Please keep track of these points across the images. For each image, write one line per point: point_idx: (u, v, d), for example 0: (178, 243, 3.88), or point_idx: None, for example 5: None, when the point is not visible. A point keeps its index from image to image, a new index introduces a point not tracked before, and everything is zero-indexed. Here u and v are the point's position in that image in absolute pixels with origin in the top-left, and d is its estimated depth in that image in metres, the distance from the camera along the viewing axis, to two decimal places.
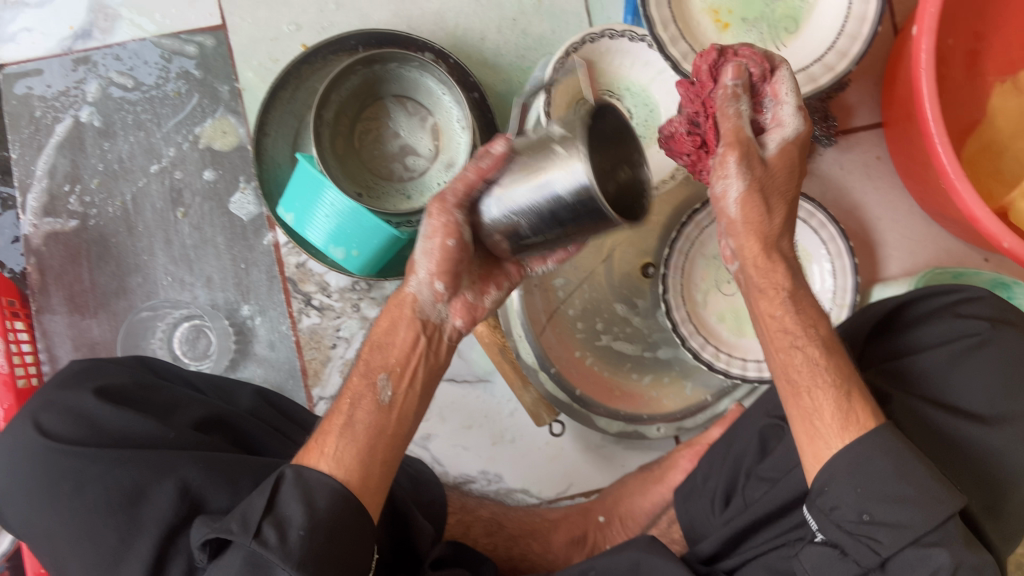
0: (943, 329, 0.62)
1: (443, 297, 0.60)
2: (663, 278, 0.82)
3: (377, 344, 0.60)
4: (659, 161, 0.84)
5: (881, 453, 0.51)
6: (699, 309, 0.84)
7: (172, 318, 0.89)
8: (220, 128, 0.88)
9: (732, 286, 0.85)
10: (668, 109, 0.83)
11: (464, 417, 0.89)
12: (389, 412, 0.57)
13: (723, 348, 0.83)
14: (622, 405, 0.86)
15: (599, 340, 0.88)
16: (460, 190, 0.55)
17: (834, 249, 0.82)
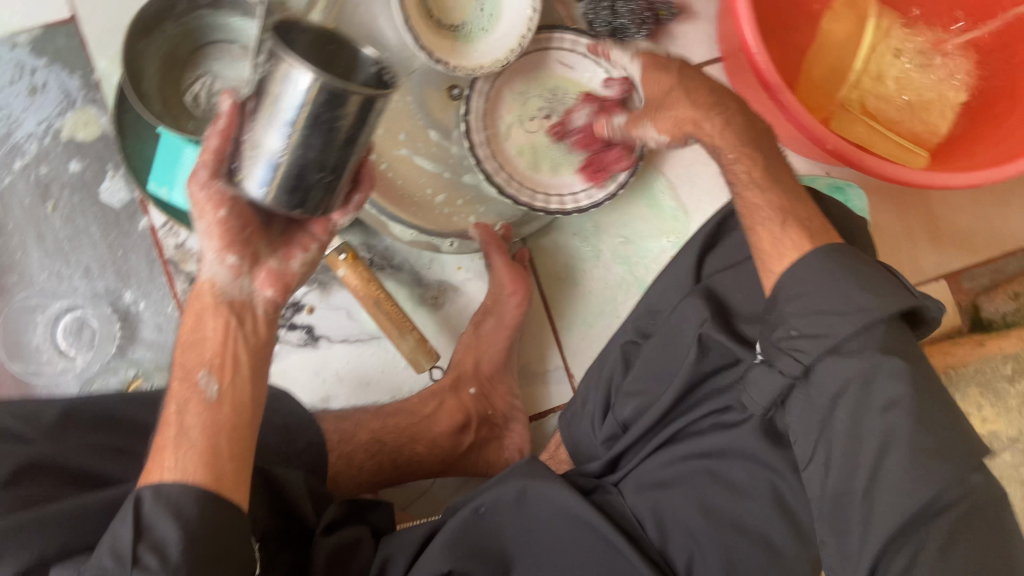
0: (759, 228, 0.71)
1: (241, 273, 0.63)
2: (471, 99, 0.87)
3: (189, 342, 0.61)
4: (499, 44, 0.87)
5: (818, 264, 0.59)
6: (500, 138, 0.92)
7: (53, 311, 0.88)
8: (81, 119, 0.88)
9: (535, 124, 0.94)
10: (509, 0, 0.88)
11: (360, 375, 0.91)
12: (221, 405, 0.59)
13: (515, 176, 0.91)
14: (427, 220, 0.89)
15: (401, 151, 0.89)
16: (215, 158, 0.58)
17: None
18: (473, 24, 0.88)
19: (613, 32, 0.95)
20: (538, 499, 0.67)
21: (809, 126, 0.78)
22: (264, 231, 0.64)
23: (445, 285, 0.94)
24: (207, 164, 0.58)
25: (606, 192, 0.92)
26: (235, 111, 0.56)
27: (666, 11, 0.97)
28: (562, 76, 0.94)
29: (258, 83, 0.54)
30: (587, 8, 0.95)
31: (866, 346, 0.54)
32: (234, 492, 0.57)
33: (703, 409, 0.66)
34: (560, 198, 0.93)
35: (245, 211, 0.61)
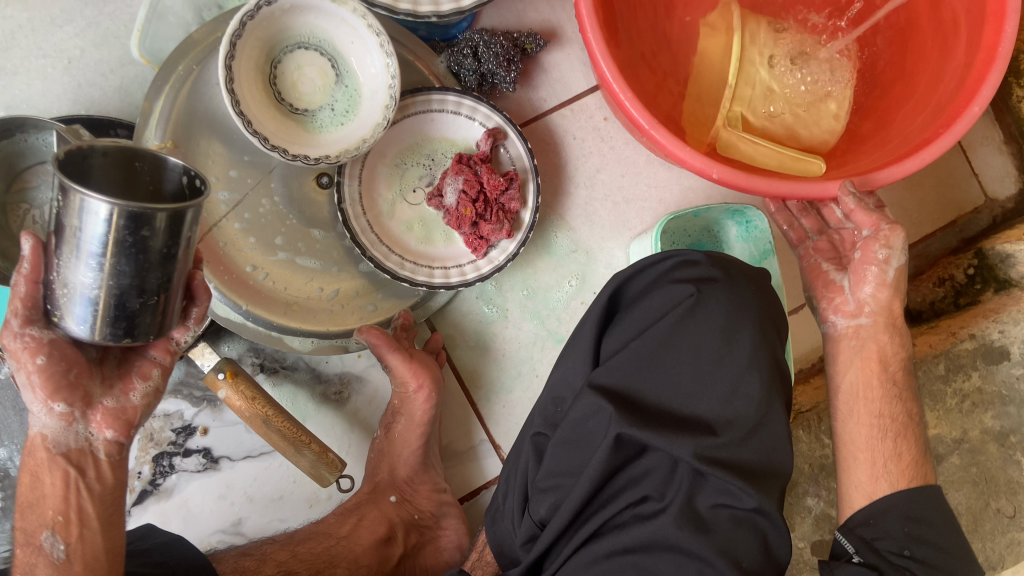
0: (658, 302, 0.62)
1: (72, 419, 0.63)
2: (340, 188, 0.82)
3: (29, 500, 0.65)
4: (358, 124, 0.82)
5: (927, 509, 0.72)
6: (382, 218, 0.86)
7: None
8: None
9: (418, 195, 0.88)
10: (361, 71, 0.82)
11: (270, 490, 0.86)
12: (71, 563, 0.64)
13: (407, 256, 0.86)
14: (321, 321, 0.84)
15: (277, 255, 0.83)
16: (25, 304, 0.58)
17: (513, 147, 0.87)
18: (330, 108, 0.82)
19: (482, 78, 0.89)
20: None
21: (689, 160, 0.71)
22: (100, 365, 0.65)
23: (347, 378, 0.88)
24: (17, 313, 0.58)
25: (504, 255, 0.87)
26: (40, 254, 0.57)
27: (535, 44, 0.90)
28: (438, 136, 0.88)
29: (59, 224, 0.55)
30: (449, 60, 0.88)
31: (924, 506, 0.72)
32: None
33: (619, 502, 0.59)
34: (456, 270, 0.88)
35: (66, 355, 0.62)
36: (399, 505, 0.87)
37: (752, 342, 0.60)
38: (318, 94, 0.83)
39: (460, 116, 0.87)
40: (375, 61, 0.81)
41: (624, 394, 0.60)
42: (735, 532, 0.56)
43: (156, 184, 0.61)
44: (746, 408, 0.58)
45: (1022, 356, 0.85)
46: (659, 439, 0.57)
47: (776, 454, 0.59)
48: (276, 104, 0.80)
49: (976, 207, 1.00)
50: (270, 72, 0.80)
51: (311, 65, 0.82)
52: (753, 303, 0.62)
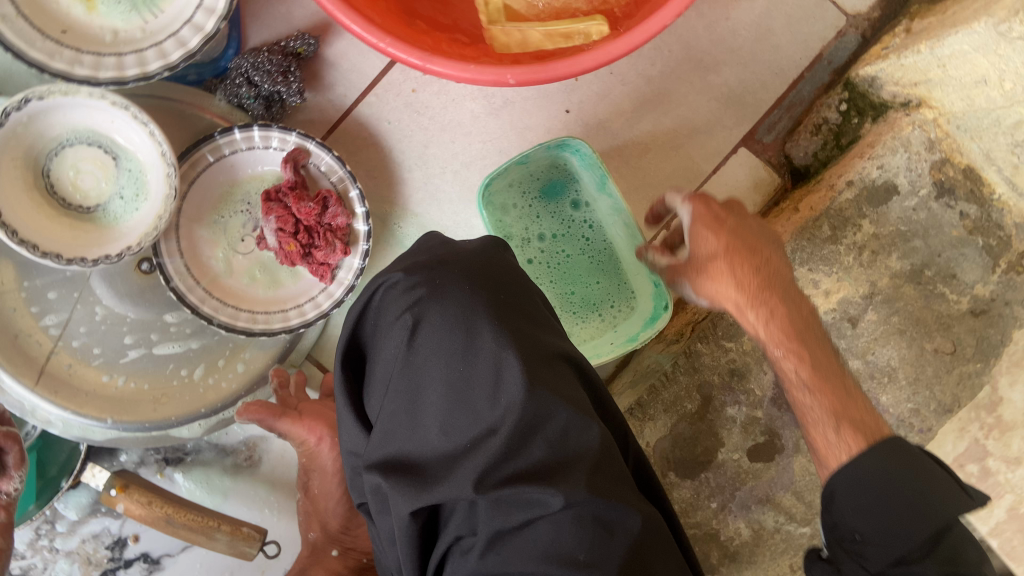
0: (391, 344, 0.62)
1: None
2: (161, 270, 0.79)
3: None
4: (152, 197, 0.79)
5: (880, 473, 0.63)
6: (222, 279, 0.84)
7: None
8: None
9: (248, 242, 0.85)
10: (133, 145, 0.78)
11: (220, 567, 0.88)
12: None
13: (260, 308, 0.84)
14: (198, 400, 0.83)
15: (128, 355, 0.81)
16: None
17: (318, 162, 0.83)
18: (118, 195, 0.79)
19: (268, 101, 0.84)
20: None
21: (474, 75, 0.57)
22: None
23: (252, 441, 0.87)
24: None
25: (351, 271, 0.83)
26: None
27: (307, 45, 0.83)
28: (246, 177, 0.84)
29: None
30: (226, 96, 0.83)
31: (885, 475, 0.63)
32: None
33: (441, 550, 0.59)
34: (312, 303, 0.85)
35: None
36: (343, 556, 0.86)
37: (490, 338, 0.60)
38: (103, 186, 0.79)
39: (255, 149, 0.83)
40: (139, 134, 0.77)
41: (399, 456, 0.59)
42: (553, 534, 0.55)
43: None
44: (515, 410, 0.58)
45: (910, 186, 0.79)
46: (441, 488, 0.57)
47: (569, 434, 0.59)
48: (62, 211, 0.78)
49: (840, 28, 0.88)
50: (43, 183, 0.77)
51: (83, 159, 0.78)
52: (468, 300, 0.61)
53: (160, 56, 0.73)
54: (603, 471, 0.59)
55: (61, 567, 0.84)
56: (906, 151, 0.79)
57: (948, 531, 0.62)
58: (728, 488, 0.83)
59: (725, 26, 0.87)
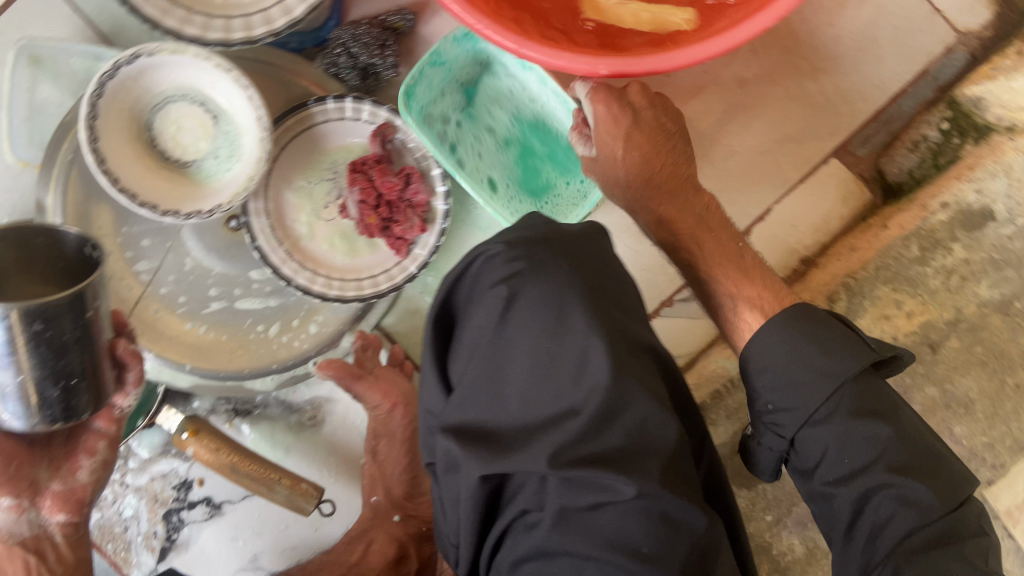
0: (480, 312, 0.60)
1: (22, 509, 0.66)
2: (248, 230, 0.82)
3: None
4: (245, 157, 0.82)
5: (781, 335, 0.64)
6: (304, 245, 0.86)
7: None
8: None
9: (331, 211, 0.87)
10: (231, 108, 0.81)
11: (277, 520, 0.90)
12: None
13: (337, 275, 0.86)
14: (271, 357, 0.86)
15: (209, 306, 0.85)
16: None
17: (407, 135, 0.84)
18: (212, 155, 0.83)
19: (364, 72, 0.86)
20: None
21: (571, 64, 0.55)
22: (41, 449, 0.67)
23: (317, 402, 0.90)
24: None
25: (427, 248, 0.84)
26: None
27: (405, 20, 0.84)
28: (336, 146, 0.87)
29: None
30: (325, 63, 0.86)
31: (799, 345, 0.63)
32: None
33: (505, 522, 0.57)
34: (386, 274, 0.86)
35: (6, 448, 0.64)
36: (406, 519, 0.91)
37: (583, 319, 0.58)
38: (200, 144, 0.83)
39: (347, 119, 0.85)
40: (237, 96, 0.80)
41: (476, 421, 0.58)
42: (623, 522, 0.54)
43: (58, 257, 0.64)
44: (599, 391, 0.56)
45: (1007, 214, 0.78)
46: (515, 458, 0.55)
47: (648, 426, 0.56)
48: (160, 163, 0.82)
49: (949, 45, 0.85)
50: (144, 138, 0.81)
51: (185, 116, 0.82)
52: (568, 281, 0.59)
53: (267, 22, 0.76)
54: (676, 468, 0.57)
55: (130, 502, 0.88)
56: (1007, 177, 0.78)
57: (878, 434, 0.60)
58: (785, 502, 0.84)
59: (828, 33, 0.85)
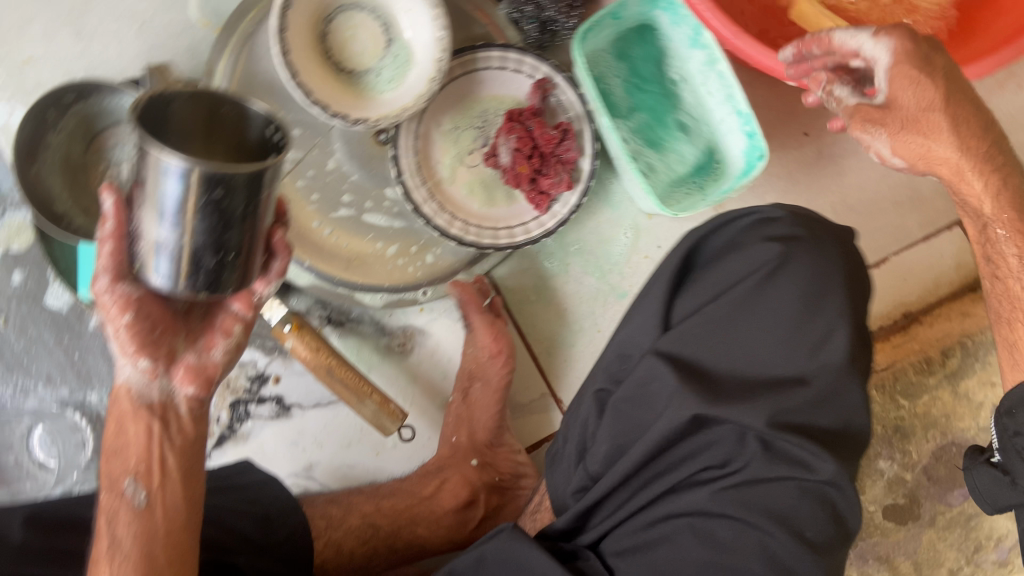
0: (737, 265, 0.66)
1: (155, 373, 0.65)
2: (395, 163, 0.82)
3: (112, 450, 0.66)
4: (413, 78, 0.82)
5: None
6: (444, 184, 0.86)
7: (23, 426, 0.87)
8: (12, 228, 0.86)
9: (475, 156, 0.88)
10: (407, 31, 0.82)
11: (340, 437, 0.89)
12: (151, 510, 0.63)
13: (472, 220, 0.86)
14: (384, 277, 0.86)
15: (338, 210, 0.84)
16: (113, 258, 0.59)
17: (568, 99, 0.86)
18: (378, 71, 0.82)
19: (544, 26, 0.85)
20: (497, 561, 0.64)
21: (792, 54, 0.65)
22: (178, 319, 0.65)
23: (410, 330, 0.89)
24: (106, 269, 0.59)
25: (567, 207, 0.85)
26: (123, 207, 0.57)
27: None
28: (491, 95, 0.87)
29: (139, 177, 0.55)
30: (510, 9, 0.84)
31: None
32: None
33: (682, 468, 0.61)
34: (521, 229, 0.87)
35: (152, 312, 0.63)
36: (481, 469, 0.88)
37: (837, 307, 0.64)
38: (366, 59, 0.83)
39: (521, 73, 0.86)
40: (423, 20, 0.81)
41: (698, 359, 0.62)
42: (799, 501, 0.59)
43: (239, 134, 0.61)
44: (829, 371, 0.62)
45: None
46: (733, 408, 0.59)
47: (849, 418, 0.63)
48: (329, 62, 0.81)
49: None
50: (321, 36, 0.80)
51: (363, 28, 0.82)
52: (831, 270, 0.66)
53: None
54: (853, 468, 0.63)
55: None
56: None
57: None
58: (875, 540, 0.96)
59: None
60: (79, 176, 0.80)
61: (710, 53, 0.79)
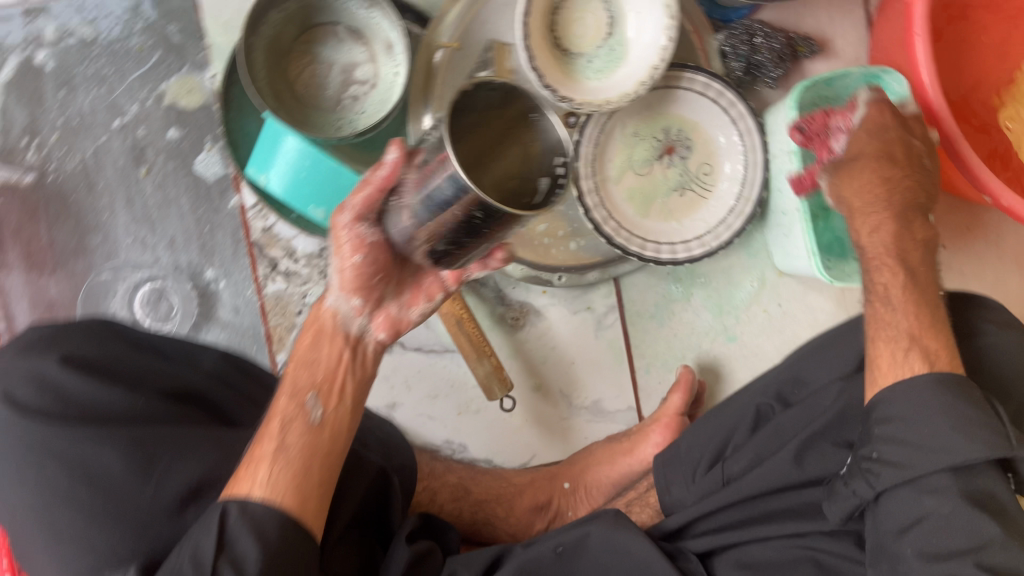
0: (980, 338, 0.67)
1: (361, 312, 0.61)
2: (576, 144, 0.84)
3: (302, 360, 0.60)
4: (621, 76, 0.84)
5: None
6: (609, 183, 0.89)
7: (134, 279, 0.86)
8: (186, 85, 0.85)
9: (647, 167, 0.90)
10: (632, 30, 0.84)
11: (429, 386, 0.91)
12: (321, 432, 0.57)
13: (625, 225, 0.87)
14: (529, 251, 0.88)
15: None
16: (363, 204, 0.56)
17: (750, 142, 0.86)
18: (590, 58, 0.84)
19: (749, 68, 0.88)
20: (598, 543, 0.65)
21: (986, 180, 0.73)
22: (399, 269, 0.61)
23: (527, 307, 0.91)
24: (356, 208, 0.56)
25: (719, 240, 0.87)
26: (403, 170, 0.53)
27: (808, 48, 0.89)
28: (680, 115, 0.89)
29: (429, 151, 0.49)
30: (725, 41, 0.87)
31: None
32: (316, 523, 0.54)
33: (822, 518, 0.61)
34: (669, 249, 0.88)
35: (384, 258, 0.59)
36: (571, 492, 0.86)
37: None
38: (584, 44, 0.85)
39: (717, 104, 0.87)
40: (652, 26, 0.82)
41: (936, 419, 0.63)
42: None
43: (527, 142, 0.48)
44: None
45: None
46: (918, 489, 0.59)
47: None
48: (552, 34, 0.83)
49: None
50: (554, 10, 0.83)
51: (592, 14, 0.85)
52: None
53: None
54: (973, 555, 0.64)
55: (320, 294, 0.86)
56: None
57: None
58: None
59: None
60: (281, 60, 0.81)
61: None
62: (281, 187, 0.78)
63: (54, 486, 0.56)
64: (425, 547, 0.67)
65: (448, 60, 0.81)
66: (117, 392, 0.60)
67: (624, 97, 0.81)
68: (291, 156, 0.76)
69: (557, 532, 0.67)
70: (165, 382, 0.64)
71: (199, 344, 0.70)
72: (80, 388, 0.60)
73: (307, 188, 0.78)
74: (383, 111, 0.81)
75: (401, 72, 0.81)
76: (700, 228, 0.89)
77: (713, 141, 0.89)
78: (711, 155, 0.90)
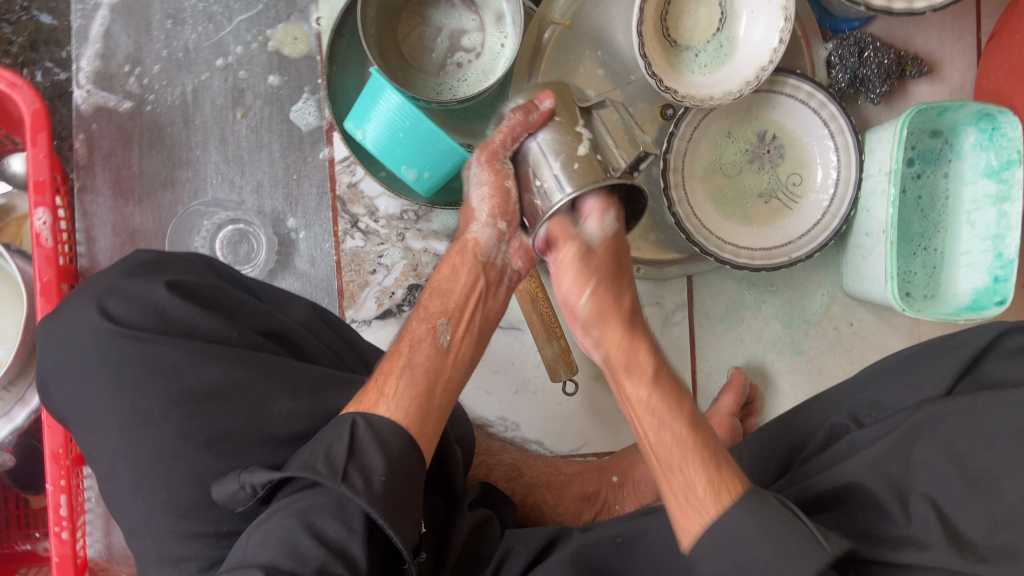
0: None
1: (502, 238, 0.65)
2: (672, 137, 0.84)
3: (438, 290, 0.66)
4: (727, 73, 0.83)
5: None
6: (696, 181, 0.88)
7: (218, 218, 0.87)
8: (291, 33, 0.86)
9: (735, 169, 0.89)
10: (744, 30, 0.83)
11: (490, 361, 0.91)
12: (447, 353, 0.63)
13: (706, 225, 0.87)
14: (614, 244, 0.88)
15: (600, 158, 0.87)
16: (506, 141, 0.58)
17: (847, 158, 0.85)
18: (697, 53, 0.84)
19: (853, 82, 0.88)
20: (658, 537, 0.63)
21: None
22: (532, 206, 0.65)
23: None
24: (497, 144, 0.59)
25: (800, 252, 0.86)
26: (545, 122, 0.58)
27: (915, 69, 0.89)
28: (779, 120, 0.88)
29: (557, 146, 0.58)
30: (833, 51, 0.87)
31: None
32: (427, 444, 0.58)
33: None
34: (747, 254, 0.87)
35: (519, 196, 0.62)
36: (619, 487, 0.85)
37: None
38: (693, 39, 0.84)
39: (817, 115, 0.86)
40: (764, 26, 0.81)
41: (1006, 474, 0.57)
42: None
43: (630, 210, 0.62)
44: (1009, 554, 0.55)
45: None
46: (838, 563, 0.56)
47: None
48: (662, 25, 0.83)
49: None
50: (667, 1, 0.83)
51: (704, 9, 0.84)
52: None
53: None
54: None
55: (397, 253, 0.86)
56: None
57: None
58: None
59: None
60: (392, 19, 0.81)
61: (1004, 189, 0.83)
62: (376, 143, 0.78)
63: (142, 403, 0.57)
64: (484, 513, 0.67)
65: (557, 39, 0.81)
66: (214, 323, 0.61)
67: (728, 95, 0.81)
68: (391, 113, 0.76)
69: (617, 521, 0.66)
70: (260, 320, 0.64)
71: (286, 292, 0.71)
72: (179, 312, 0.60)
73: (403, 148, 0.77)
74: (487, 80, 0.81)
75: (508, 44, 0.81)
76: (780, 237, 0.88)
77: (807, 150, 0.88)
78: (803, 165, 0.89)
